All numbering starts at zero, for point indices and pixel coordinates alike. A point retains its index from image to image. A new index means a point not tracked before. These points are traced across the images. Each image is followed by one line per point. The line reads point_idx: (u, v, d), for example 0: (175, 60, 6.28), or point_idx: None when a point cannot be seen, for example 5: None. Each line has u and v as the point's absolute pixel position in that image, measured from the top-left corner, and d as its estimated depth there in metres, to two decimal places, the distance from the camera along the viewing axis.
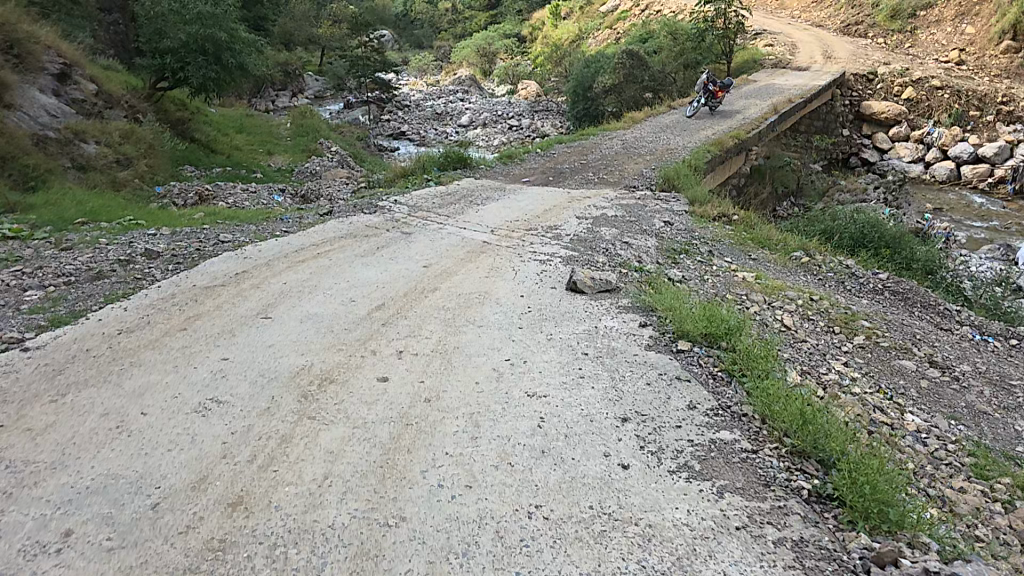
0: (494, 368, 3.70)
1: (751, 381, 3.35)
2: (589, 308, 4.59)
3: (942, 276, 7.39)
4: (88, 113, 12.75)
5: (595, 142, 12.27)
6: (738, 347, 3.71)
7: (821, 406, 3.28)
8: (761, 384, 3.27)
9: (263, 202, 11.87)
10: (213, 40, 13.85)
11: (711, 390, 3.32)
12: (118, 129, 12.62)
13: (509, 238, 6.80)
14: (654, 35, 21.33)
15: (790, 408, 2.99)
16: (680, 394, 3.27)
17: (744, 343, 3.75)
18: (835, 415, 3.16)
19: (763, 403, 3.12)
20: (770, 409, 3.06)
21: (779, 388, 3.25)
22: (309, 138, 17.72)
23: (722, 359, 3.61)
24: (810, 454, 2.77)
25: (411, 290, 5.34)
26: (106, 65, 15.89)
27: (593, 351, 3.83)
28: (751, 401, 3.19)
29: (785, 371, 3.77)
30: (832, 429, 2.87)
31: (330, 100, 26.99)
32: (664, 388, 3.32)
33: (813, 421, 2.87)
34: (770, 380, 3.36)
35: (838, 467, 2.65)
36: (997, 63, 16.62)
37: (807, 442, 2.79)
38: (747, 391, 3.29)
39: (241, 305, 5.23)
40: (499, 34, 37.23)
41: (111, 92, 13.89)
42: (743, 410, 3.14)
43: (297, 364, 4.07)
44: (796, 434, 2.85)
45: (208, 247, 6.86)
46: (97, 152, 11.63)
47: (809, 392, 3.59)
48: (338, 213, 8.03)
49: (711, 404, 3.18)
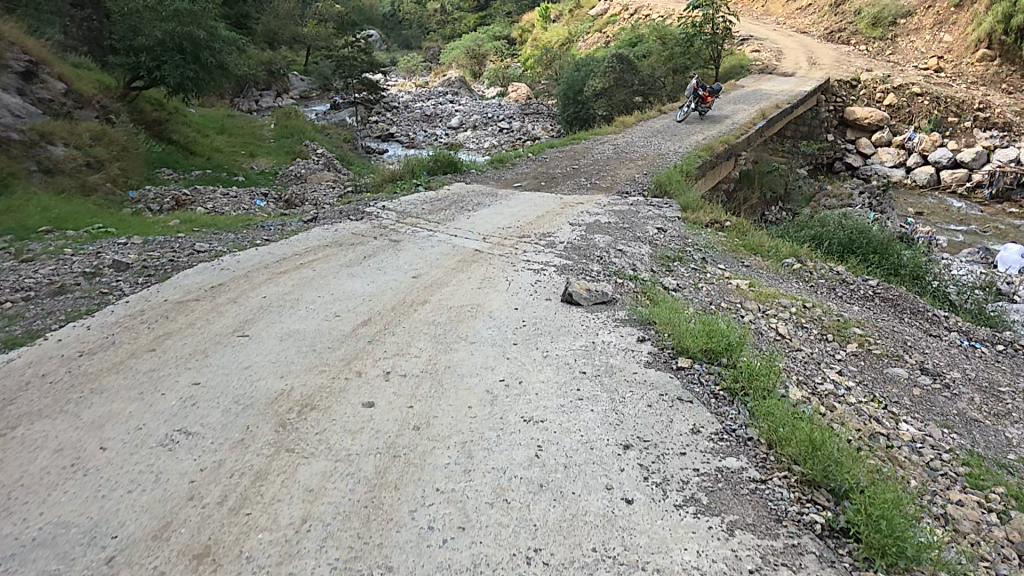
0: (488, 390, 3.52)
1: (755, 402, 3.24)
2: (584, 322, 4.46)
3: (929, 282, 7.50)
4: (54, 114, 12.17)
5: (587, 146, 12.22)
6: (740, 364, 3.60)
7: (827, 426, 3.18)
8: (767, 404, 3.16)
9: (244, 207, 11.46)
10: (191, 38, 13.36)
11: (714, 412, 3.21)
12: (88, 131, 12.05)
13: (502, 246, 6.63)
14: (643, 39, 21.50)
15: (799, 433, 2.86)
16: (682, 417, 3.14)
17: (745, 359, 3.65)
18: (842, 438, 3.05)
19: (769, 427, 3.00)
20: (777, 434, 2.94)
21: (785, 410, 3.14)
22: (293, 139, 17.22)
23: (724, 376, 3.50)
24: (821, 484, 2.64)
25: (400, 303, 5.13)
26: (77, 63, 15.23)
27: (591, 369, 3.68)
28: (756, 423, 3.08)
29: (788, 387, 3.67)
30: (844, 456, 2.75)
31: (315, 101, 26.44)
32: (666, 411, 3.19)
33: (825, 448, 2.74)
34: (774, 400, 3.25)
35: (851, 499, 2.52)
36: (973, 70, 17.20)
37: (817, 471, 2.66)
38: (751, 412, 3.18)
39: (216, 321, 4.95)
40: (488, 36, 37.05)
41: (81, 91, 13.29)
42: (748, 434, 3.03)
43: (275, 388, 3.85)
44: (806, 462, 2.72)
45: (182, 257, 6.52)
46: (65, 154, 11.08)
47: (816, 411, 3.49)
48: (323, 220, 7.74)
49: (715, 428, 3.06)
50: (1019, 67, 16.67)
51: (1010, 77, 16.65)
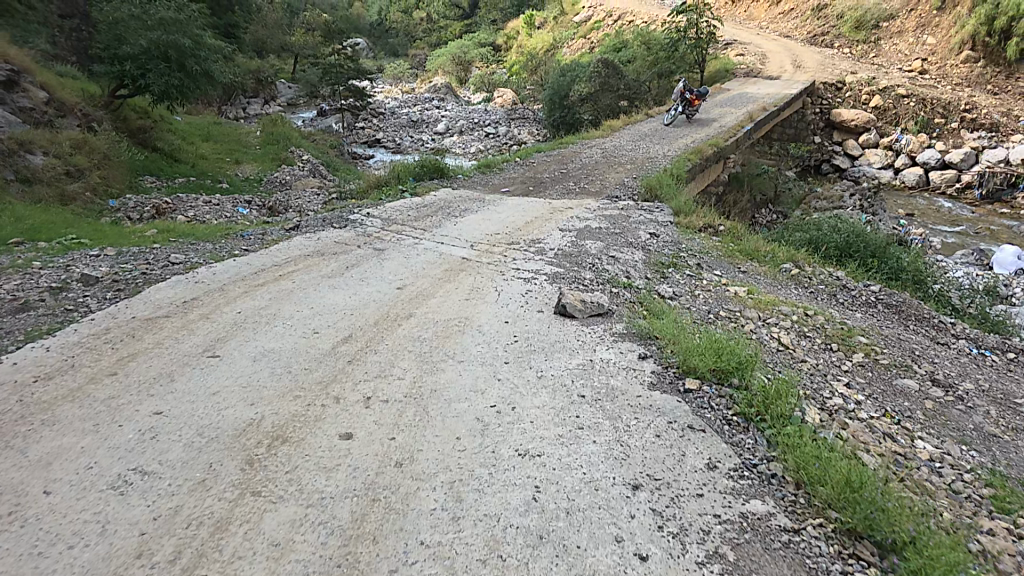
0: (478, 418, 3.20)
1: (778, 430, 2.96)
2: (580, 338, 4.15)
3: (930, 287, 7.33)
4: (35, 123, 11.61)
5: (575, 150, 12.02)
6: (752, 386, 3.33)
7: (855, 457, 2.91)
8: (792, 434, 2.88)
9: (226, 215, 11.01)
10: (177, 47, 12.92)
11: (729, 442, 2.92)
12: (69, 139, 11.51)
13: (490, 253, 6.33)
14: (628, 45, 21.50)
15: (835, 471, 2.57)
16: (696, 450, 2.84)
17: (758, 381, 3.37)
18: (874, 471, 2.78)
19: (798, 462, 2.71)
20: (806, 470, 2.65)
21: (811, 441, 2.85)
22: (279, 146, 16.77)
23: (737, 400, 3.22)
24: (865, 534, 2.34)
25: (383, 317, 4.80)
26: (60, 71, 14.72)
27: (590, 393, 3.37)
28: (780, 458, 2.79)
29: (804, 408, 3.40)
30: (887, 500, 2.46)
31: (304, 107, 26.02)
32: (677, 442, 2.89)
33: (866, 491, 2.45)
34: (797, 427, 2.96)
35: (901, 553, 2.26)
36: (958, 72, 17.35)
37: (858, 519, 2.37)
38: (770, 442, 2.91)
39: (185, 340, 4.55)
40: (473, 42, 37.03)
41: (63, 100, 12.78)
42: (771, 470, 2.74)
43: (243, 418, 3.46)
44: (846, 508, 2.43)
45: (156, 269, 6.10)
46: (45, 163, 10.55)
47: (838, 437, 3.22)
48: (306, 228, 7.39)
49: (733, 463, 2.77)
50: (1002, 69, 16.80)
51: (995, 78, 16.77)
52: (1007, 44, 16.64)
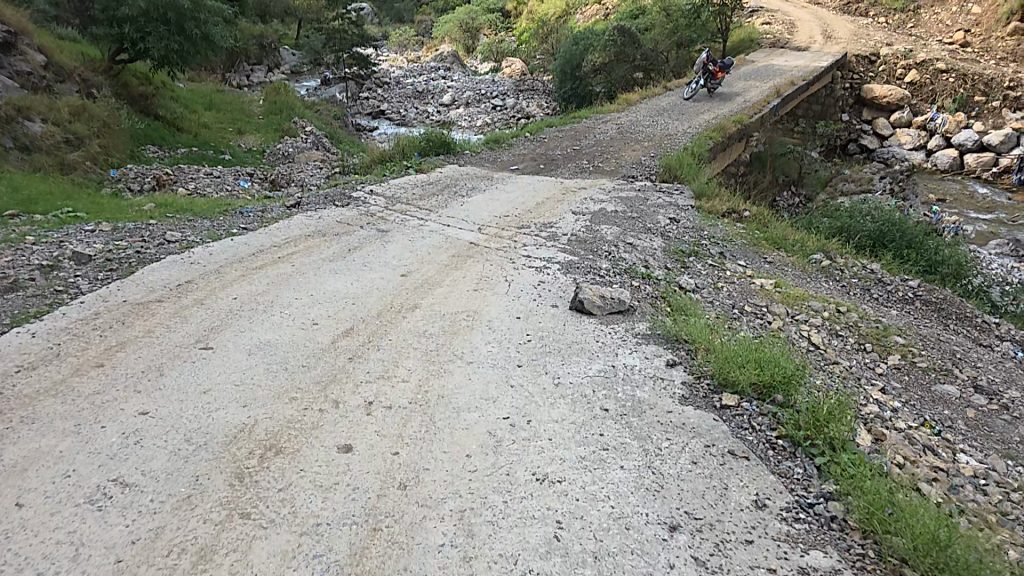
0: (490, 432, 2.90)
1: (832, 458, 2.63)
2: (599, 340, 3.82)
3: (969, 281, 6.89)
4: (33, 87, 11.12)
5: (587, 125, 11.39)
6: (801, 405, 2.98)
7: (925, 497, 2.56)
8: (851, 467, 2.55)
9: (227, 188, 10.62)
10: (175, 8, 12.13)
11: (775, 472, 2.60)
12: (67, 105, 11.01)
13: (500, 238, 5.92)
14: (645, 12, 20.16)
15: (916, 522, 2.20)
16: (739, 483, 2.52)
17: (806, 398, 3.03)
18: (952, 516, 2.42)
19: (865, 505, 2.35)
20: (878, 516, 2.29)
21: (873, 477, 2.51)
22: (282, 115, 16.05)
23: (782, 421, 2.88)
24: None
25: (385, 309, 4.45)
26: (60, 33, 14.07)
27: (614, 406, 3.05)
28: (841, 497, 2.44)
29: (857, 429, 3.07)
30: (979, 559, 2.10)
31: (308, 75, 25.03)
32: (717, 472, 2.57)
33: (953, 548, 2.10)
34: (855, 457, 2.62)
35: None
36: (1003, 45, 15.99)
37: None
38: (827, 475, 2.57)
39: (177, 330, 4.25)
40: (481, 7, 35.12)
41: (62, 64, 12.15)
42: (831, 512, 2.39)
43: (236, 422, 3.19)
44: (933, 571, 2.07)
45: (150, 248, 5.76)
46: (44, 130, 10.13)
47: (895, 464, 2.87)
48: (307, 205, 6.98)
49: (784, 501, 2.44)
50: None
51: None
52: None
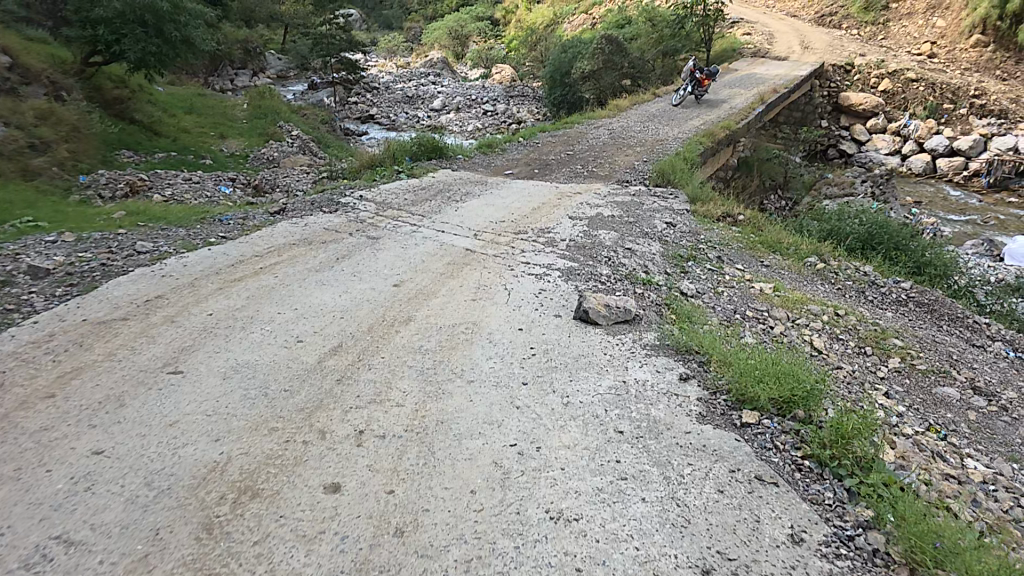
0: (495, 463, 2.67)
1: (862, 479, 2.48)
2: (607, 352, 3.62)
3: (954, 281, 6.99)
4: None
5: (580, 130, 11.30)
6: (826, 422, 2.82)
7: (962, 521, 2.41)
8: (885, 491, 2.39)
9: (206, 194, 10.05)
10: (154, 10, 11.48)
11: (806, 499, 2.42)
12: (33, 109, 10.44)
13: (496, 244, 5.68)
14: (632, 21, 20.40)
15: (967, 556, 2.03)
16: (772, 514, 2.33)
17: (830, 414, 2.87)
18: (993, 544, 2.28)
19: (909, 537, 2.18)
20: (925, 550, 2.12)
21: (911, 502, 2.35)
22: (266, 120, 15.43)
23: (808, 440, 2.72)
24: None
25: (378, 322, 4.15)
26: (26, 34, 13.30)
27: (629, 428, 2.85)
28: (882, 528, 2.26)
29: (882, 445, 2.92)
30: None
31: (292, 80, 24.42)
32: (746, 502, 2.38)
33: None
34: (888, 480, 2.46)
35: None
36: (968, 56, 16.75)
37: None
38: (863, 503, 2.39)
39: (143, 352, 3.85)
40: (470, 15, 34.87)
41: (28, 65, 11.47)
42: (873, 544, 2.21)
43: (206, 460, 2.85)
44: None
45: (117, 260, 5.29)
46: (5, 134, 9.43)
47: (924, 483, 2.73)
48: (292, 211, 6.61)
49: (821, 535, 2.24)
50: (1013, 54, 16.20)
51: (1004, 63, 16.22)
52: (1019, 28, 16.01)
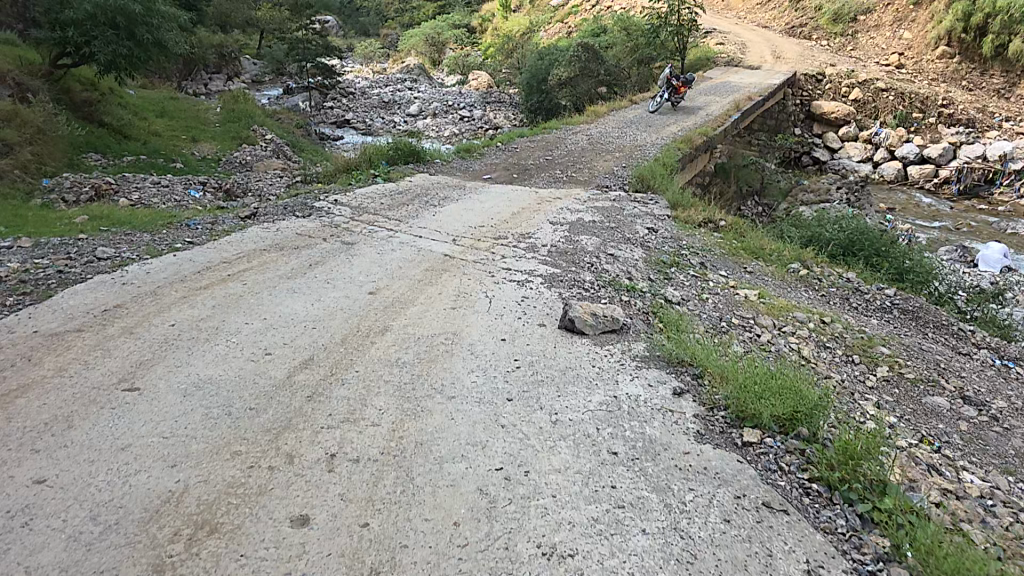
0: (481, 490, 2.46)
1: (876, 505, 2.36)
2: (595, 365, 3.44)
3: (935, 288, 6.99)
4: None
5: (559, 136, 11.23)
6: (829, 439, 2.70)
7: (978, 548, 2.30)
8: (899, 516, 2.28)
9: (176, 199, 9.62)
10: (126, 12, 10.96)
11: (820, 529, 2.27)
12: None
13: (476, 250, 5.48)
14: (607, 31, 20.55)
15: None
16: (784, 547, 2.17)
17: (833, 432, 2.75)
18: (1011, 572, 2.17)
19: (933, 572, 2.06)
20: None
21: (928, 530, 2.24)
22: (241, 123, 15.01)
23: (815, 461, 2.59)
24: None
25: (353, 332, 3.90)
26: None
27: (623, 449, 2.67)
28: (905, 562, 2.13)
29: (887, 463, 2.81)
30: None
31: (268, 84, 23.90)
32: (756, 534, 2.22)
33: None
34: (902, 504, 2.35)
35: None
36: (934, 67, 17.35)
37: None
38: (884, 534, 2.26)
39: (98, 366, 3.52)
40: (447, 22, 34.88)
41: None
42: None
43: (159, 490, 2.57)
44: None
45: (76, 267, 4.91)
46: None
47: (933, 504, 2.62)
48: (264, 216, 6.31)
49: (836, 568, 2.09)
50: (977, 66, 16.95)
51: (969, 74, 16.94)
52: (982, 41, 16.73)
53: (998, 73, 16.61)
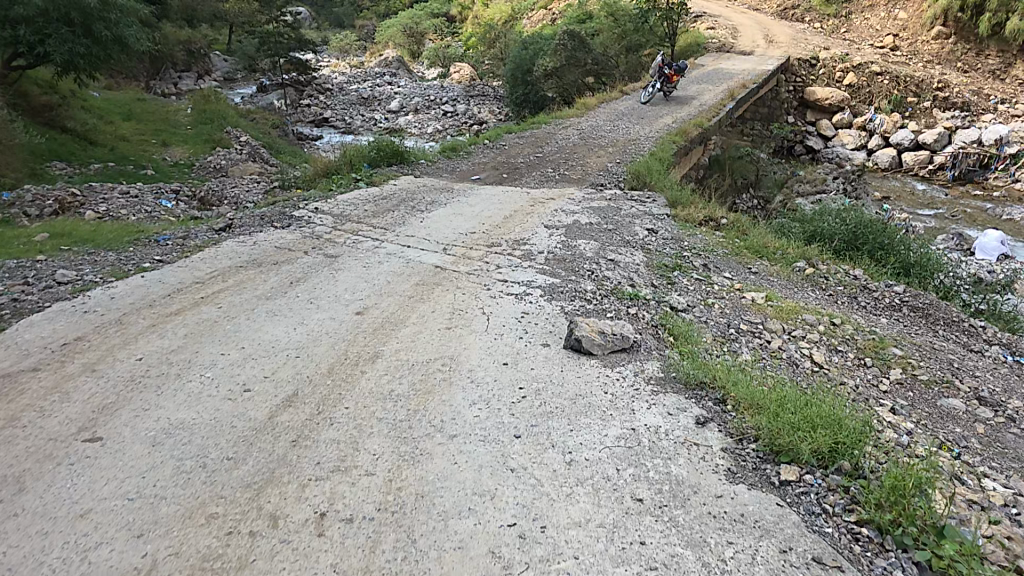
0: (493, 553, 2.19)
1: (934, 551, 2.18)
2: (608, 391, 3.18)
3: (940, 281, 6.93)
4: None
5: (548, 131, 10.92)
6: (876, 475, 2.51)
7: None
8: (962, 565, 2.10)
9: (147, 209, 9.09)
10: (80, 7, 10.28)
11: None
12: None
13: (469, 260, 5.16)
14: (592, 18, 20.13)
15: None
16: None
17: (879, 467, 2.56)
18: None
19: None
20: None
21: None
22: (214, 125, 14.33)
23: (861, 501, 2.39)
24: None
25: (340, 361, 3.57)
26: None
27: (649, 495, 2.43)
28: None
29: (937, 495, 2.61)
30: None
31: (242, 82, 23.06)
32: None
33: None
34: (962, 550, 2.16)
35: None
36: (929, 48, 17.45)
37: None
38: None
39: (56, 413, 3.13)
40: (425, 12, 34.13)
41: None
42: None
43: (123, 568, 2.23)
44: None
45: (32, 293, 4.47)
46: None
47: (985, 539, 2.43)
48: (239, 228, 5.90)
49: None
50: (972, 45, 17.18)
51: (965, 55, 17.06)
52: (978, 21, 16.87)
53: (995, 53, 16.84)
